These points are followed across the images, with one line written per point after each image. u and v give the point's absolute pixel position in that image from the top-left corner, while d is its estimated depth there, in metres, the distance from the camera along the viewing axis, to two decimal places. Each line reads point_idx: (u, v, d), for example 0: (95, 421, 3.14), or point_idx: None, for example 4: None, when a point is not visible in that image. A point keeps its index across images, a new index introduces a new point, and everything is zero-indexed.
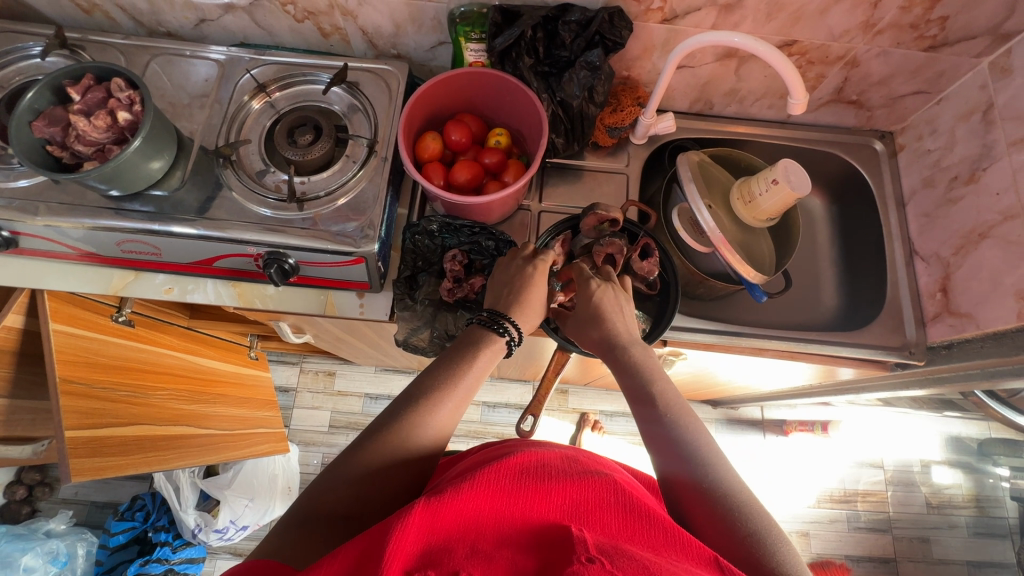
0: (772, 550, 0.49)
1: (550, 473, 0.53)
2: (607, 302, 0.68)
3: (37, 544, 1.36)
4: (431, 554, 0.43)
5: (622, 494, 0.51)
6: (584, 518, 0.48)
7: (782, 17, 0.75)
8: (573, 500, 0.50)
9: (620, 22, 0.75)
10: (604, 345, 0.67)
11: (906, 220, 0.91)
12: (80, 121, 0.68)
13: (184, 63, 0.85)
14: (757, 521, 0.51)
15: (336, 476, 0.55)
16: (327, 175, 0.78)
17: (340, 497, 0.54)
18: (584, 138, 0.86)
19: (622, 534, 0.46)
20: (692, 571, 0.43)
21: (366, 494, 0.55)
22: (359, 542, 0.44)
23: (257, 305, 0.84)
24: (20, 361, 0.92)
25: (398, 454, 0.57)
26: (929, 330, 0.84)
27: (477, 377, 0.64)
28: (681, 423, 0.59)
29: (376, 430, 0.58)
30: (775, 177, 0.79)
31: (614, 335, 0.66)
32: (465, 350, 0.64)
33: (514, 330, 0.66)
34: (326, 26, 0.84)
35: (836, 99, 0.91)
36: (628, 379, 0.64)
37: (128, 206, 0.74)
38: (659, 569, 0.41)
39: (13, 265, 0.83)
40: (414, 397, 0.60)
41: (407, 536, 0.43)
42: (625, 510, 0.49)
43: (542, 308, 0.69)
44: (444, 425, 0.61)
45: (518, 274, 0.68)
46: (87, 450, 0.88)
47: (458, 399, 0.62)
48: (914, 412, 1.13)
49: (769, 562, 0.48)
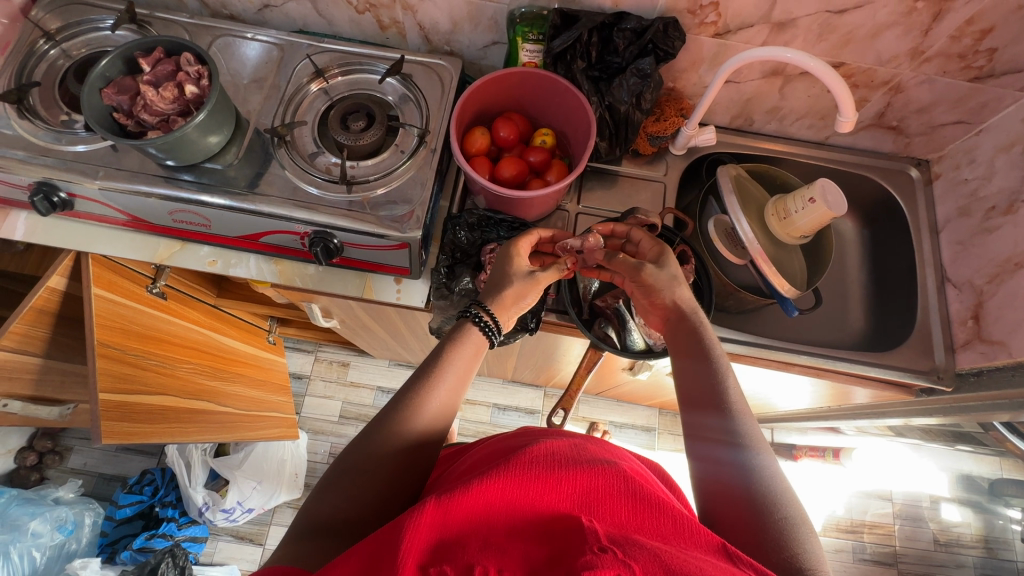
0: (797, 536, 0.50)
1: (563, 462, 0.53)
2: (653, 246, 0.72)
3: (45, 510, 1.35)
4: (444, 546, 0.44)
5: (631, 483, 0.50)
6: (596, 508, 0.47)
7: (833, 38, 0.77)
8: (584, 488, 0.49)
9: (674, 33, 0.77)
10: (671, 319, 0.68)
11: (939, 247, 0.92)
12: (150, 91, 0.71)
13: (243, 45, 0.88)
14: (776, 504, 0.52)
15: (330, 487, 0.55)
16: (376, 162, 0.80)
17: (335, 505, 0.54)
18: (625, 144, 0.88)
19: (631, 523, 0.46)
20: (703, 558, 0.43)
21: (361, 500, 0.54)
22: (370, 543, 0.45)
23: (297, 283, 0.86)
24: (59, 322, 0.93)
25: (391, 456, 0.56)
26: (959, 356, 0.85)
27: (463, 371, 0.63)
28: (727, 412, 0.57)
29: (365, 437, 0.57)
30: (812, 196, 0.81)
31: (684, 302, 0.68)
32: (445, 348, 0.63)
33: (488, 316, 0.66)
34: (385, 19, 0.87)
35: (876, 124, 0.93)
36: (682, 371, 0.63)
37: (180, 176, 0.76)
38: (670, 557, 0.41)
39: (65, 227, 0.85)
40: (404, 394, 0.60)
41: (419, 532, 0.44)
42: (636, 498, 0.49)
43: (517, 301, 0.68)
44: (443, 410, 0.61)
45: (504, 260, 0.70)
46: (118, 413, 0.91)
47: (447, 396, 0.61)
48: (925, 445, 1.12)
49: (794, 545, 0.49)
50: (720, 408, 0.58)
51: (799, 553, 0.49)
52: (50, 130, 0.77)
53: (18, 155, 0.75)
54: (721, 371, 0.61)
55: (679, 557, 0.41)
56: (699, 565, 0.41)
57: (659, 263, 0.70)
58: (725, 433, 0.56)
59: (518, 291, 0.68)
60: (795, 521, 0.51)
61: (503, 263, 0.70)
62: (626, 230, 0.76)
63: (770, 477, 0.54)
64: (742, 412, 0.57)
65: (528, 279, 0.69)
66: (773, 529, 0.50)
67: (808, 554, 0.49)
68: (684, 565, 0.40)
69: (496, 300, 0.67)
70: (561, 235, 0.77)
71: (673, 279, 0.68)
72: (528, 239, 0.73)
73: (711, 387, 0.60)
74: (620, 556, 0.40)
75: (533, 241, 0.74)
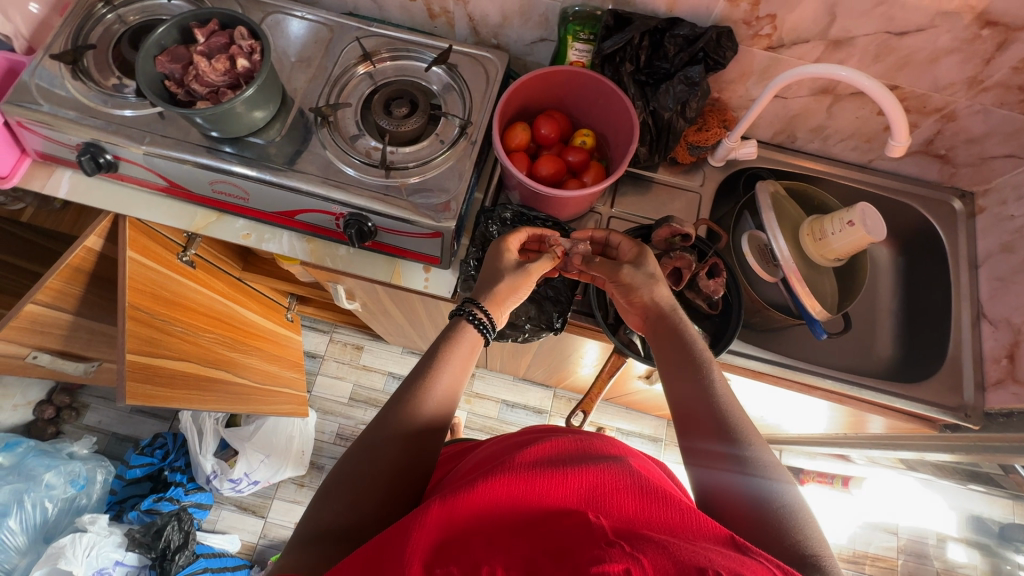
0: (799, 524, 0.49)
1: (567, 459, 0.53)
2: (631, 247, 0.72)
3: (60, 464, 1.38)
4: (448, 549, 0.44)
5: (638, 477, 0.50)
6: (601, 505, 0.47)
7: (889, 60, 0.76)
8: (589, 483, 0.49)
9: (726, 43, 0.76)
10: (650, 317, 0.67)
11: (977, 282, 0.91)
12: (202, 61, 0.72)
13: (293, 23, 0.88)
14: (785, 507, 0.50)
15: (330, 494, 0.54)
16: (415, 149, 0.80)
17: (338, 512, 0.53)
18: (665, 151, 0.87)
19: (639, 517, 0.46)
20: (712, 548, 0.42)
21: (363, 505, 0.53)
22: (376, 546, 0.44)
23: (327, 263, 0.87)
24: (92, 282, 0.95)
25: (394, 457, 0.56)
26: (989, 395, 0.83)
27: (460, 369, 0.63)
28: (725, 414, 0.56)
29: (366, 443, 0.57)
30: (851, 219, 0.80)
31: (661, 300, 0.67)
32: (438, 348, 0.63)
33: (482, 314, 0.66)
34: (435, 7, 0.87)
35: (924, 151, 0.91)
36: (675, 380, 0.61)
37: (222, 148, 0.77)
38: (678, 549, 0.40)
39: (105, 188, 0.87)
40: (401, 394, 0.60)
41: (423, 535, 0.44)
42: (644, 492, 0.48)
43: (512, 297, 0.68)
44: (442, 405, 0.61)
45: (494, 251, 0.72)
46: (143, 375, 0.92)
47: (445, 393, 0.61)
48: (937, 481, 1.10)
49: (796, 534, 0.49)
50: (718, 409, 0.57)
51: (802, 540, 0.48)
52: (100, 92, 0.79)
53: (70, 115, 0.76)
54: (716, 377, 0.59)
55: (688, 549, 0.41)
56: (709, 556, 0.40)
57: (636, 264, 0.70)
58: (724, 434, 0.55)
59: (511, 284, 0.68)
60: (805, 525, 0.50)
61: (501, 263, 0.71)
62: (606, 234, 0.75)
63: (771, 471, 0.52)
64: (739, 413, 0.56)
65: (518, 272, 0.69)
66: (780, 529, 0.49)
67: (811, 540, 0.49)
68: (693, 557, 0.39)
69: (488, 296, 0.67)
70: (549, 234, 0.76)
71: (649, 278, 0.68)
72: (516, 236, 0.74)
73: (710, 390, 0.58)
74: (628, 550, 0.40)
75: (525, 238, 0.75)
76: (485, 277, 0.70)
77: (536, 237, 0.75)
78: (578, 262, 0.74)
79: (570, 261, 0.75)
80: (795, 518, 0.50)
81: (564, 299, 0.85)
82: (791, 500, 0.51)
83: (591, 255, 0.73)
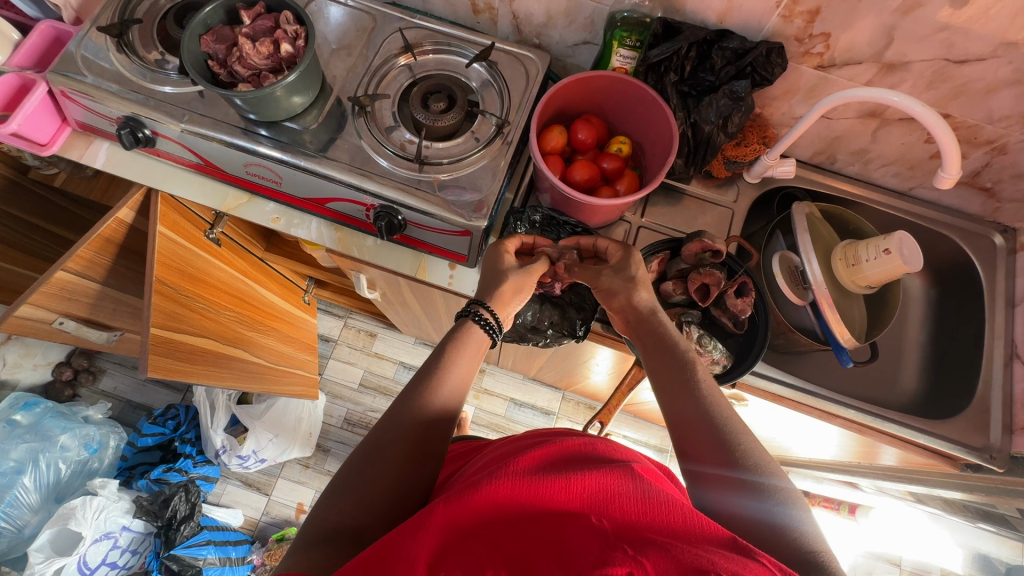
0: (796, 521, 0.49)
1: (570, 464, 0.52)
2: (618, 249, 0.70)
3: (75, 427, 1.40)
4: (450, 554, 0.43)
5: (641, 482, 0.49)
6: (602, 510, 0.46)
7: (944, 87, 0.74)
8: (590, 489, 0.47)
9: (776, 59, 0.74)
10: (633, 322, 0.66)
11: (1012, 320, 0.88)
12: (247, 44, 0.72)
13: (336, 10, 0.88)
14: (788, 513, 0.49)
15: (336, 493, 0.54)
16: (450, 145, 0.79)
17: (343, 512, 0.52)
18: (702, 164, 0.86)
19: (642, 521, 0.45)
20: (714, 550, 0.41)
21: (370, 509, 0.53)
22: (380, 549, 0.44)
23: (354, 253, 0.87)
24: (119, 253, 0.96)
25: (396, 457, 0.55)
26: (1016, 438, 0.81)
27: (467, 371, 0.63)
28: (713, 415, 0.55)
29: (373, 444, 0.56)
30: (887, 247, 0.78)
31: (641, 304, 0.66)
32: (445, 348, 0.63)
33: (489, 315, 0.66)
34: (480, 3, 0.86)
35: (969, 182, 0.89)
36: (662, 386, 0.60)
37: (257, 130, 0.77)
38: (681, 555, 0.39)
39: (140, 162, 0.88)
40: (410, 394, 0.59)
41: (425, 541, 0.44)
42: (647, 496, 0.47)
43: (511, 299, 0.68)
44: (449, 404, 0.61)
45: (495, 254, 0.71)
46: (164, 349, 0.92)
47: (455, 388, 0.61)
48: (947, 518, 1.08)
49: (794, 533, 0.48)
50: (707, 412, 0.55)
51: (800, 537, 0.48)
52: (143, 66, 0.79)
53: (111, 88, 0.77)
54: (702, 382, 0.58)
55: (691, 553, 0.40)
56: (713, 559, 0.39)
57: (618, 268, 0.68)
58: (716, 436, 0.54)
59: (515, 284, 0.68)
60: (809, 533, 0.48)
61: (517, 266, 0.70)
62: (593, 240, 0.73)
63: (763, 467, 0.51)
64: (730, 415, 0.55)
65: (523, 271, 0.69)
66: (778, 529, 0.49)
67: (809, 537, 0.48)
68: (697, 562, 0.38)
69: (490, 297, 0.67)
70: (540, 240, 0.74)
71: (629, 282, 0.66)
72: (514, 240, 0.73)
73: (699, 394, 0.57)
74: (631, 554, 0.39)
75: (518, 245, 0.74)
76: (490, 278, 0.70)
77: (530, 244, 0.74)
78: (562, 271, 0.73)
79: (556, 269, 0.74)
80: (794, 521, 0.49)
81: (589, 308, 0.84)
82: (794, 504, 0.49)
83: (575, 262, 0.73)
